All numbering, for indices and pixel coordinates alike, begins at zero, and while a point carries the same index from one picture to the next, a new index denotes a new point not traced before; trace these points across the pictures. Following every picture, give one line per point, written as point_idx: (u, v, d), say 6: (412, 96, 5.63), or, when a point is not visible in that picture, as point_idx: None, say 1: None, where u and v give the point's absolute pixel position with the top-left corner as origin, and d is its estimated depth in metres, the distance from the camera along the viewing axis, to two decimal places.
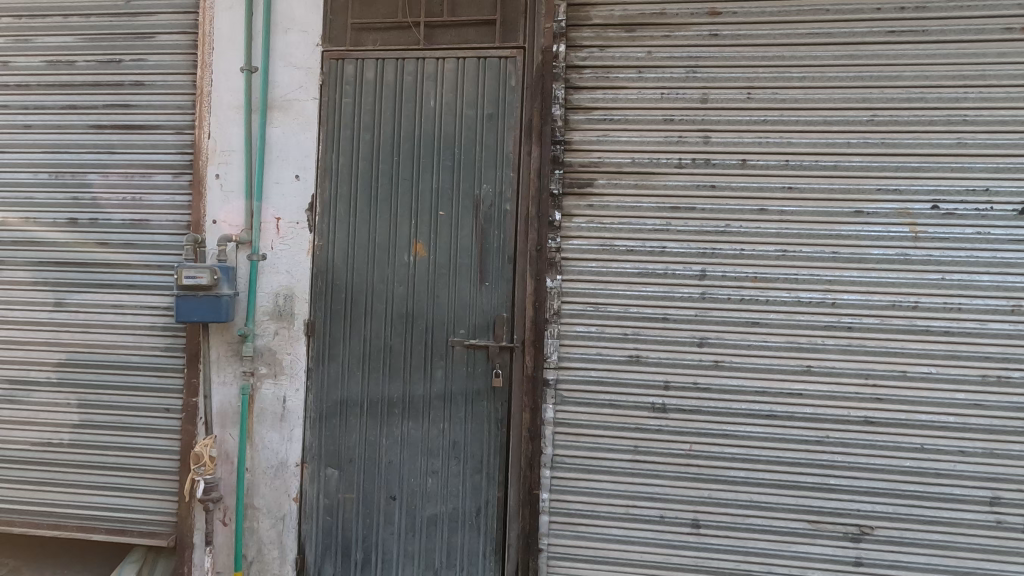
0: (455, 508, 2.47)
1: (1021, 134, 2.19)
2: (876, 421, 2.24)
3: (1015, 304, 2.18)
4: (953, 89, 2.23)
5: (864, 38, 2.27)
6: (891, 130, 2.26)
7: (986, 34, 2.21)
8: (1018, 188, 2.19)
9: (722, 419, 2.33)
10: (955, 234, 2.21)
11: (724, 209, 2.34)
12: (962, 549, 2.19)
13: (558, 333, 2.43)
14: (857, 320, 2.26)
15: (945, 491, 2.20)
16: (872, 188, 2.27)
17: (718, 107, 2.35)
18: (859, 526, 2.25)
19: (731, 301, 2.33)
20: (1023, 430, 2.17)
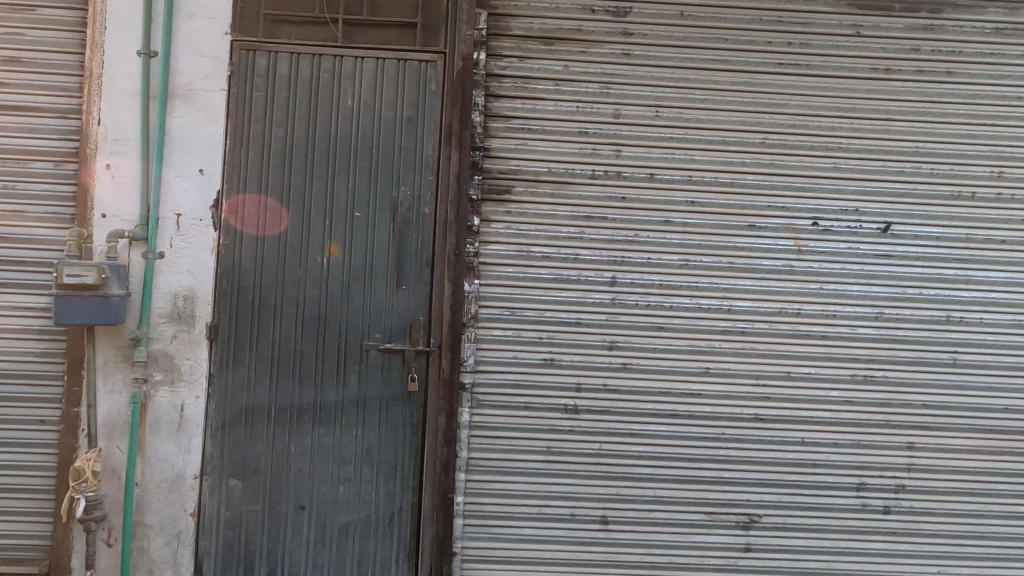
0: (368, 516, 2.42)
1: (884, 162, 2.49)
2: (765, 418, 2.45)
3: (879, 311, 2.46)
4: (831, 118, 2.49)
5: (757, 67, 2.49)
6: (779, 152, 2.49)
7: (858, 72, 2.49)
8: (883, 209, 2.48)
9: (631, 419, 2.45)
10: (831, 248, 2.47)
11: (633, 219, 2.48)
12: (834, 531, 2.44)
13: (476, 337, 2.46)
14: (750, 325, 2.46)
15: (821, 479, 2.44)
16: (763, 204, 2.48)
17: (629, 123, 2.49)
18: (749, 515, 2.44)
19: (639, 307, 2.46)
20: (885, 423, 2.44)
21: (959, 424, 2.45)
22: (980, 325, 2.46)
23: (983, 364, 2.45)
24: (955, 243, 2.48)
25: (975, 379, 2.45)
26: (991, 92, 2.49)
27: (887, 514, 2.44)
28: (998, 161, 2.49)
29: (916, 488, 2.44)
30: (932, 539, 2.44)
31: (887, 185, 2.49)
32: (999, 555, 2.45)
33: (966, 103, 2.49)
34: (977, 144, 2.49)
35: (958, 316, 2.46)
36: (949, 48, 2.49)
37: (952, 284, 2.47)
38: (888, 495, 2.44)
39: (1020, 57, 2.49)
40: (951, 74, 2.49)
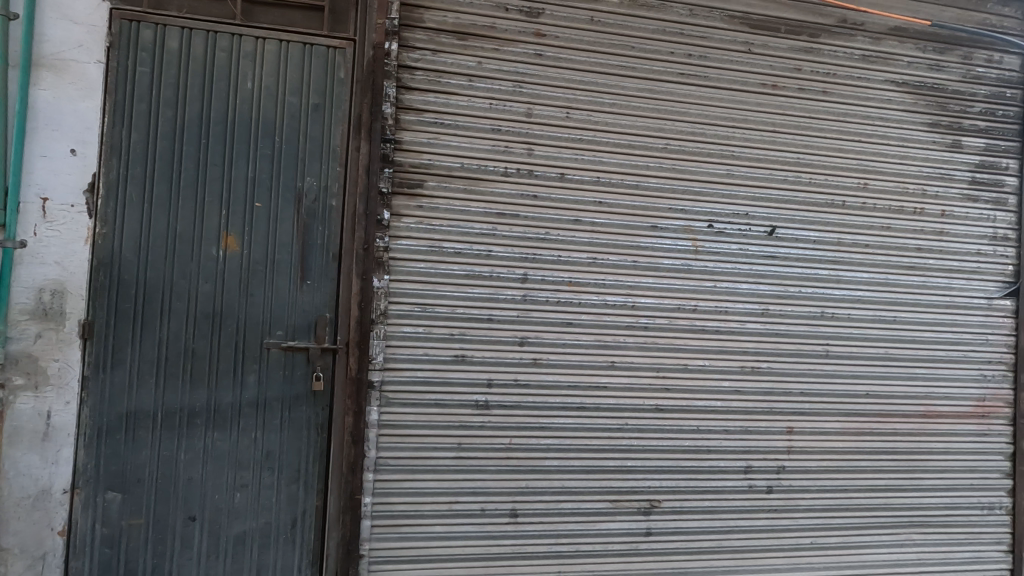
0: (267, 523, 2.30)
1: (770, 170, 2.71)
2: (664, 408, 2.59)
3: (765, 308, 2.68)
4: (725, 128, 2.68)
5: (660, 76, 2.62)
6: (680, 158, 2.64)
7: (749, 86, 2.69)
8: (769, 214, 2.70)
9: (540, 413, 2.50)
10: (724, 249, 2.66)
11: (544, 218, 2.52)
12: (725, 511, 2.63)
13: (385, 334, 2.40)
14: (652, 320, 2.59)
15: (714, 464, 2.62)
16: (665, 207, 2.62)
17: (541, 123, 2.53)
18: (649, 501, 2.57)
19: (549, 304, 2.52)
20: (768, 410, 2.67)
21: (830, 409, 2.72)
22: (849, 320, 2.75)
23: (850, 355, 2.74)
24: (829, 246, 2.75)
25: (844, 368, 2.73)
26: (859, 112, 2.79)
27: (770, 493, 2.66)
28: (864, 174, 2.79)
29: (795, 468, 2.68)
30: (807, 514, 2.69)
31: (773, 193, 2.71)
32: (863, 524, 2.72)
33: (839, 121, 2.77)
34: (848, 158, 2.77)
35: (830, 312, 2.73)
36: (825, 70, 2.76)
37: (826, 284, 2.74)
38: (771, 475, 2.66)
39: (882, 83, 2.81)
40: (826, 93, 2.76)
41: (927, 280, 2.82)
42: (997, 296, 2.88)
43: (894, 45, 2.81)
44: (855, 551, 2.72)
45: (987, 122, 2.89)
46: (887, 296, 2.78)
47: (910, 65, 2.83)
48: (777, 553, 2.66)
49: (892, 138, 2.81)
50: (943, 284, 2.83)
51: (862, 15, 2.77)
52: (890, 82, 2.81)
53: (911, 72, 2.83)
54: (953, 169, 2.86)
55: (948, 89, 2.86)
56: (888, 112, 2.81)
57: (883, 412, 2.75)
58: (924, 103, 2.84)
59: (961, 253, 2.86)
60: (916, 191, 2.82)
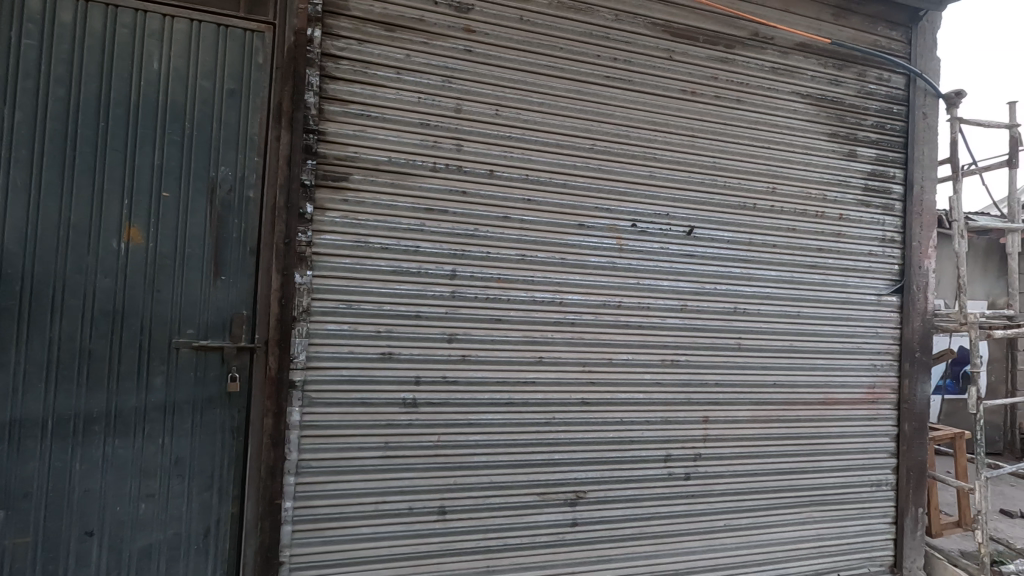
0: (176, 534, 2.16)
1: (689, 173, 2.85)
2: (590, 401, 2.66)
3: (684, 304, 2.82)
4: (648, 132, 2.79)
5: (587, 78, 2.69)
6: (605, 158, 2.72)
7: (670, 92, 2.82)
8: (688, 215, 2.84)
9: (468, 409, 2.50)
10: (647, 248, 2.77)
11: (473, 214, 2.52)
12: (646, 499, 2.74)
13: (307, 332, 2.31)
14: (578, 316, 2.66)
15: (636, 454, 2.73)
16: (592, 206, 2.69)
17: (470, 119, 2.53)
18: (575, 492, 2.64)
19: (478, 300, 2.52)
20: (686, 401, 2.81)
21: (742, 399, 2.89)
22: (759, 315, 2.94)
23: (760, 348, 2.93)
24: (742, 246, 2.92)
25: (754, 360, 2.92)
26: (769, 120, 2.98)
27: (688, 480, 2.80)
28: (773, 179, 2.99)
29: (710, 455, 2.84)
30: (721, 499, 2.85)
31: (692, 194, 2.85)
32: (771, 505, 2.92)
33: (751, 128, 2.95)
34: (759, 163, 2.96)
35: (743, 307, 2.91)
36: (739, 79, 2.93)
37: (739, 281, 2.91)
38: (689, 463, 2.80)
39: (789, 94, 3.02)
40: (740, 102, 2.93)
41: (827, 278, 3.06)
42: (885, 292, 3.18)
43: (799, 60, 3.03)
44: (764, 530, 2.91)
45: (878, 134, 3.18)
46: (792, 292, 3.00)
47: (813, 79, 3.06)
48: (695, 536, 2.80)
49: (798, 146, 3.03)
50: (841, 281, 3.09)
51: (772, 30, 2.96)
52: (796, 94, 3.03)
53: (814, 85, 3.06)
54: (850, 176, 3.12)
55: (845, 103, 3.12)
56: (795, 121, 3.03)
57: (788, 400, 2.97)
58: (825, 115, 3.08)
59: (855, 254, 3.12)
60: (818, 196, 3.05)
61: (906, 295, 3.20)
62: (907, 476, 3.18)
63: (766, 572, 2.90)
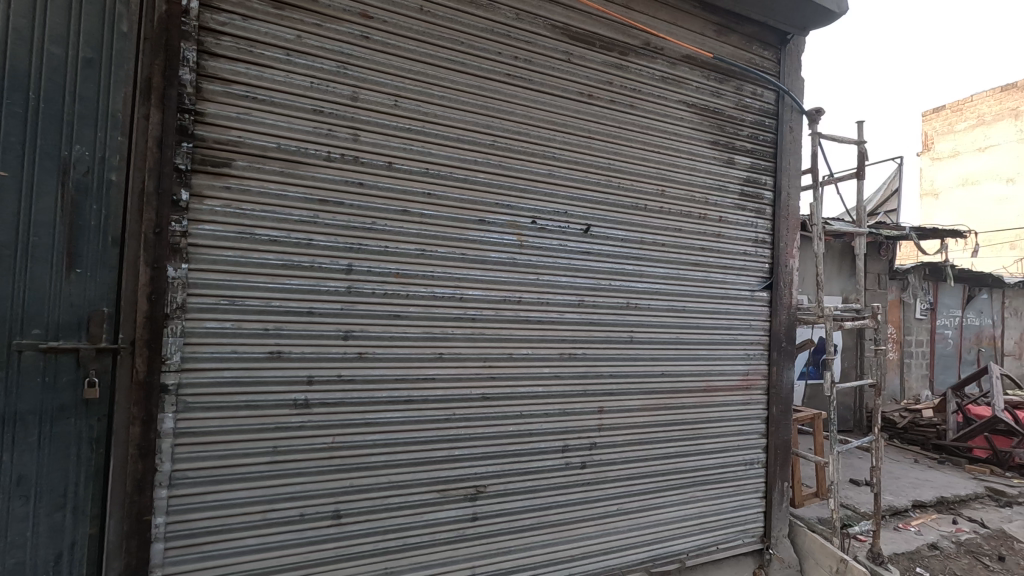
0: (18, 563, 1.89)
1: (586, 173, 2.95)
2: (490, 396, 2.68)
3: (581, 299, 2.92)
4: (548, 131, 2.85)
5: (488, 74, 2.69)
6: (506, 155, 2.74)
7: (568, 94, 2.90)
8: (585, 213, 2.94)
9: (365, 408, 2.42)
10: (546, 245, 2.83)
11: (371, 207, 2.44)
12: (545, 489, 2.81)
13: (182, 330, 2.12)
14: (479, 312, 2.67)
15: (535, 446, 2.79)
16: (492, 202, 2.70)
17: (367, 108, 2.44)
18: (475, 487, 2.64)
19: (375, 296, 2.44)
20: (583, 393, 2.91)
21: (633, 389, 3.05)
22: (649, 309, 3.12)
23: (650, 341, 3.11)
24: (634, 244, 3.08)
25: (645, 352, 3.09)
26: (659, 127, 3.17)
27: (583, 468, 2.91)
28: (662, 182, 3.18)
29: (604, 443, 2.97)
30: (615, 484, 2.99)
31: (588, 194, 2.95)
32: (660, 488, 3.11)
33: (643, 133, 3.12)
34: (650, 167, 3.14)
35: (635, 302, 3.07)
36: (632, 86, 3.08)
37: (631, 277, 3.07)
38: (584, 452, 2.91)
39: (677, 103, 3.22)
40: (633, 107, 3.08)
41: (708, 275, 3.31)
42: (757, 289, 3.50)
43: (686, 71, 3.24)
44: (653, 512, 3.09)
45: (752, 144, 3.49)
46: (678, 288, 3.21)
47: (698, 90, 3.29)
48: (590, 522, 2.91)
49: (684, 152, 3.24)
50: (720, 278, 3.36)
51: (662, 41, 3.15)
52: (682, 103, 3.24)
53: (699, 96, 3.29)
54: (729, 181, 3.39)
55: (725, 114, 3.39)
56: (682, 128, 3.24)
57: (674, 389, 3.18)
58: (708, 124, 3.33)
59: (733, 253, 3.41)
60: (701, 199, 3.29)
61: (774, 291, 3.55)
62: (775, 454, 3.53)
63: (655, 551, 3.08)
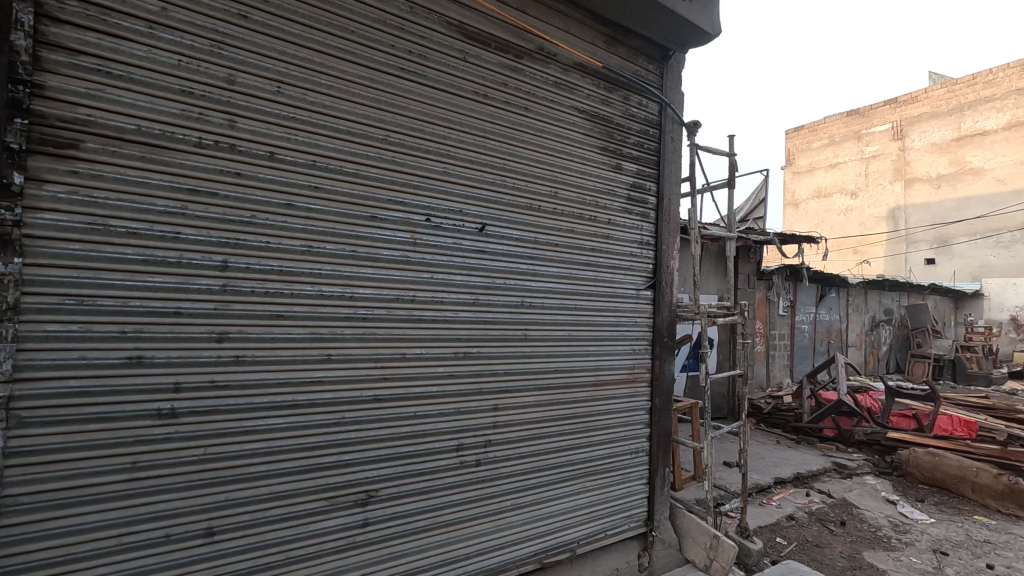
0: None
1: (481, 172, 2.97)
2: (382, 397, 2.61)
3: (476, 298, 2.93)
4: (442, 128, 2.83)
5: (380, 66, 2.61)
6: (399, 151, 2.68)
7: (463, 92, 2.90)
8: (480, 212, 2.96)
9: (243, 415, 2.25)
10: (440, 243, 2.81)
11: (249, 199, 2.27)
12: (438, 489, 2.77)
13: (14, 335, 1.85)
14: (370, 311, 2.58)
15: (429, 446, 2.75)
16: (384, 198, 2.63)
17: (245, 92, 2.27)
18: (366, 492, 2.55)
19: (255, 294, 2.28)
20: (477, 391, 2.93)
21: (527, 385, 3.12)
22: (542, 307, 3.20)
23: (543, 338, 3.20)
24: (528, 243, 3.15)
25: (538, 349, 3.17)
26: (552, 130, 3.26)
27: (478, 466, 2.92)
28: (555, 184, 3.28)
29: (499, 440, 3.00)
30: (509, 479, 3.03)
31: (483, 193, 2.97)
32: (552, 481, 3.21)
33: (537, 136, 3.20)
34: (543, 169, 3.22)
35: (528, 301, 3.14)
36: (526, 89, 3.15)
37: (525, 276, 3.13)
38: (479, 450, 2.93)
39: (569, 108, 3.34)
40: (526, 110, 3.15)
41: (598, 275, 3.47)
42: (642, 288, 3.72)
43: (577, 78, 3.37)
44: (546, 504, 3.18)
45: (638, 152, 3.71)
46: (570, 287, 3.33)
47: (588, 97, 3.43)
48: (485, 519, 2.93)
49: (576, 156, 3.37)
50: (609, 278, 3.53)
51: (555, 47, 3.24)
52: (574, 108, 3.36)
53: (589, 103, 3.44)
54: (617, 186, 3.58)
55: (613, 122, 3.56)
56: (573, 133, 3.36)
57: (566, 384, 3.29)
58: (598, 130, 3.48)
59: (621, 254, 3.60)
60: (591, 201, 3.44)
61: (657, 290, 3.79)
62: (657, 442, 3.77)
63: (548, 542, 3.17)
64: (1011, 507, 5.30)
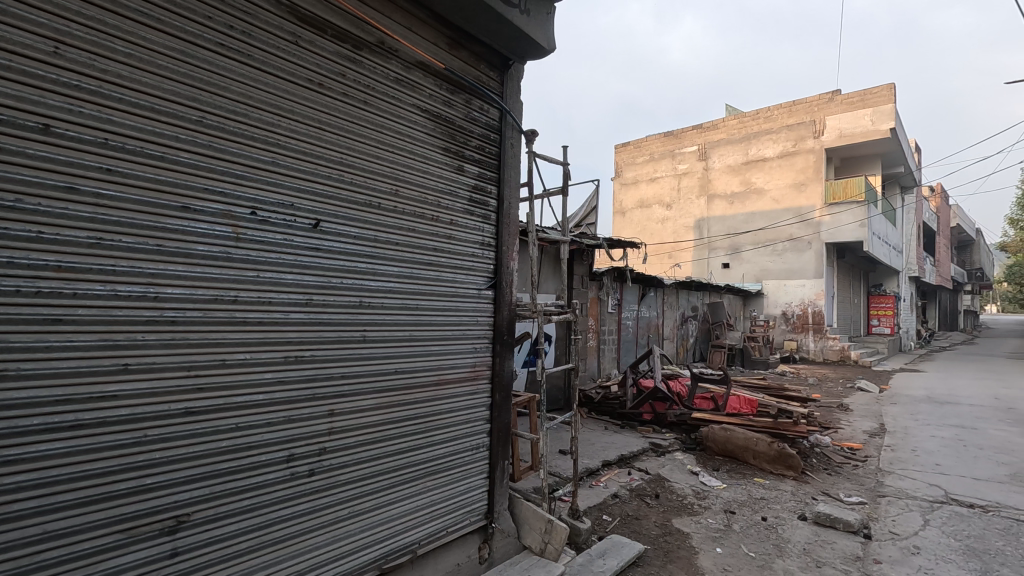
0: None
1: (315, 165, 2.80)
2: (196, 410, 2.33)
3: (309, 298, 2.75)
4: (270, 114, 2.61)
5: (194, 38, 2.34)
6: (217, 135, 2.42)
7: (294, 78, 2.71)
8: (314, 208, 2.79)
9: (4, 442, 1.87)
10: (267, 239, 2.58)
11: (15, 178, 1.91)
12: (265, 507, 2.54)
13: None
14: (181, 313, 2.29)
15: (254, 460, 2.51)
16: (199, 186, 2.35)
17: (7, 48, 1.89)
18: (176, 518, 2.25)
19: (23, 296, 1.92)
20: (311, 397, 2.75)
21: (365, 388, 3.02)
22: (381, 308, 3.12)
23: (383, 339, 3.12)
24: (367, 242, 3.05)
25: (377, 350, 3.08)
26: (393, 127, 3.20)
27: (312, 476, 2.74)
28: (396, 182, 3.22)
29: (335, 447, 2.85)
30: (345, 487, 2.89)
31: (318, 187, 2.81)
32: (392, 484, 3.15)
33: (377, 131, 3.11)
34: (384, 166, 3.15)
35: (367, 301, 3.04)
36: (365, 82, 3.05)
37: (364, 276, 3.02)
38: (313, 459, 2.75)
39: (411, 107, 3.31)
40: (366, 103, 3.05)
41: (440, 275, 3.48)
42: (483, 287, 3.83)
43: (419, 77, 3.35)
44: (386, 509, 3.11)
45: (479, 155, 3.80)
46: (411, 287, 3.29)
47: (430, 97, 3.43)
48: (319, 531, 2.76)
49: (417, 155, 3.35)
50: (450, 278, 3.56)
51: (397, 43, 3.19)
52: (415, 107, 3.34)
53: (431, 103, 3.45)
54: (459, 188, 3.63)
55: (455, 124, 3.61)
56: (415, 132, 3.33)
57: (407, 384, 3.25)
58: (440, 131, 3.50)
59: (462, 254, 3.65)
60: (433, 201, 3.45)
61: (497, 290, 3.92)
62: (497, 436, 3.90)
63: (388, 547, 3.10)
64: (780, 468, 6.46)
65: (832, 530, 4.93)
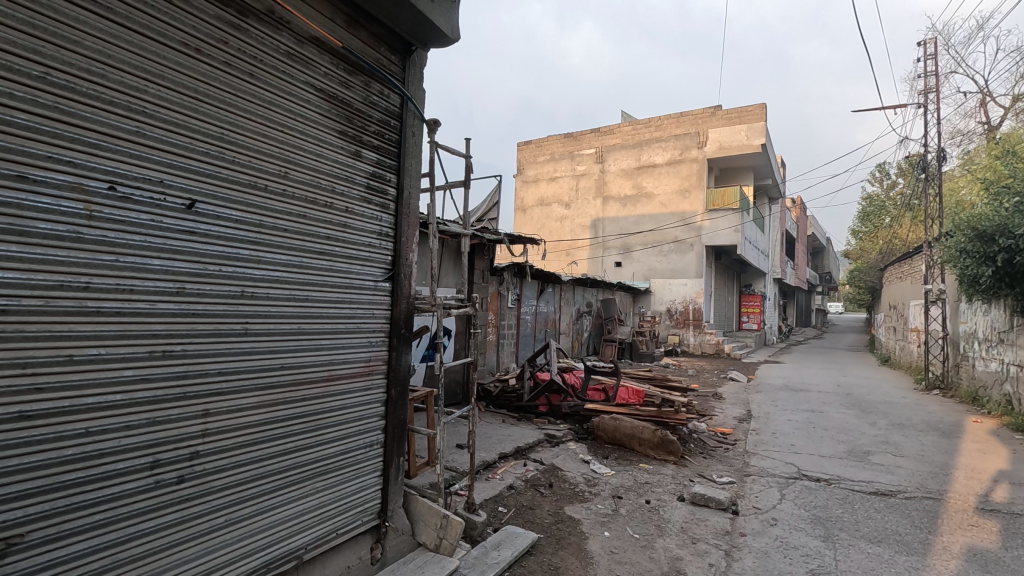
0: None
1: (189, 138, 2.52)
2: (32, 414, 2.02)
3: (180, 287, 2.47)
4: (134, 78, 2.31)
5: None
6: (65, 95, 2.09)
7: (166, 40, 2.42)
8: (187, 186, 2.51)
9: None
10: (128, 218, 2.28)
11: None
12: (123, 520, 2.26)
13: None
14: (13, 301, 1.97)
15: (109, 469, 2.21)
16: (40, 153, 2.03)
17: None
18: (4, 540, 1.93)
19: None
20: (180, 396, 2.48)
21: (245, 385, 2.78)
22: (266, 299, 2.89)
23: (267, 332, 2.89)
24: (249, 226, 2.79)
25: (261, 345, 2.85)
26: (282, 104, 2.97)
27: (180, 483, 2.47)
28: (285, 164, 2.99)
29: (209, 450, 2.60)
30: (221, 493, 2.65)
31: (192, 164, 2.54)
32: (276, 487, 2.94)
33: (264, 107, 2.88)
34: (270, 146, 2.91)
35: (250, 291, 2.80)
36: (250, 52, 2.79)
37: (246, 264, 2.77)
38: (182, 464, 2.48)
39: (303, 84, 3.09)
40: (252, 76, 2.80)
41: (333, 265, 3.30)
42: (380, 279, 3.68)
43: (313, 53, 3.14)
44: (269, 514, 2.90)
45: (378, 141, 3.65)
46: (300, 277, 3.08)
47: (325, 75, 3.23)
48: (189, 544, 2.51)
49: (310, 135, 3.14)
50: (345, 268, 3.39)
51: (289, 14, 2.96)
52: (308, 84, 3.12)
53: (325, 82, 3.24)
54: (356, 174, 3.46)
55: (352, 106, 3.43)
56: (308, 111, 3.12)
57: (294, 381, 3.05)
58: (335, 112, 3.31)
59: (358, 244, 3.49)
60: (326, 186, 3.25)
61: (395, 282, 3.79)
62: (392, 433, 3.79)
63: (270, 555, 2.89)
64: (662, 453, 6.92)
65: (705, 509, 5.38)
